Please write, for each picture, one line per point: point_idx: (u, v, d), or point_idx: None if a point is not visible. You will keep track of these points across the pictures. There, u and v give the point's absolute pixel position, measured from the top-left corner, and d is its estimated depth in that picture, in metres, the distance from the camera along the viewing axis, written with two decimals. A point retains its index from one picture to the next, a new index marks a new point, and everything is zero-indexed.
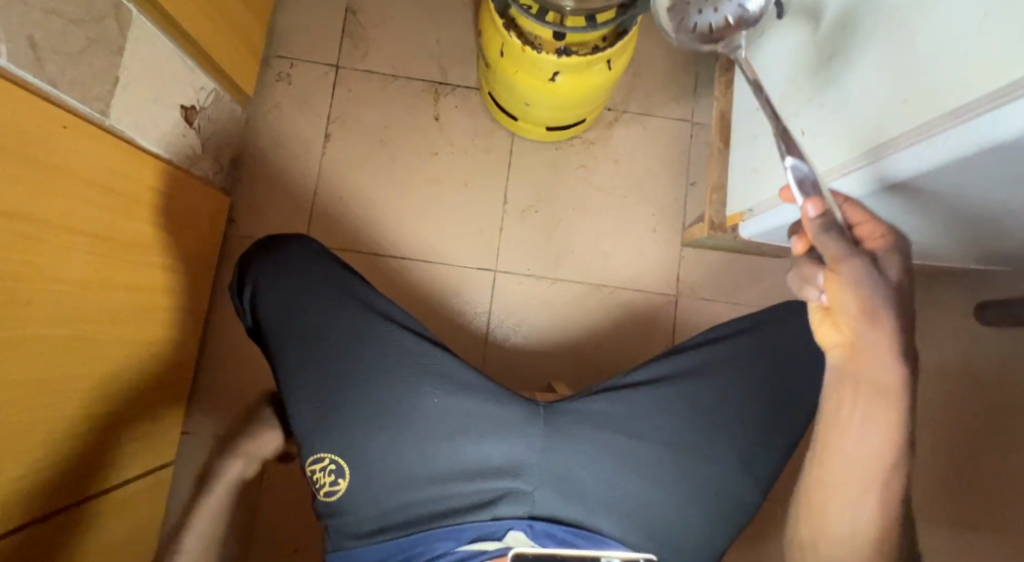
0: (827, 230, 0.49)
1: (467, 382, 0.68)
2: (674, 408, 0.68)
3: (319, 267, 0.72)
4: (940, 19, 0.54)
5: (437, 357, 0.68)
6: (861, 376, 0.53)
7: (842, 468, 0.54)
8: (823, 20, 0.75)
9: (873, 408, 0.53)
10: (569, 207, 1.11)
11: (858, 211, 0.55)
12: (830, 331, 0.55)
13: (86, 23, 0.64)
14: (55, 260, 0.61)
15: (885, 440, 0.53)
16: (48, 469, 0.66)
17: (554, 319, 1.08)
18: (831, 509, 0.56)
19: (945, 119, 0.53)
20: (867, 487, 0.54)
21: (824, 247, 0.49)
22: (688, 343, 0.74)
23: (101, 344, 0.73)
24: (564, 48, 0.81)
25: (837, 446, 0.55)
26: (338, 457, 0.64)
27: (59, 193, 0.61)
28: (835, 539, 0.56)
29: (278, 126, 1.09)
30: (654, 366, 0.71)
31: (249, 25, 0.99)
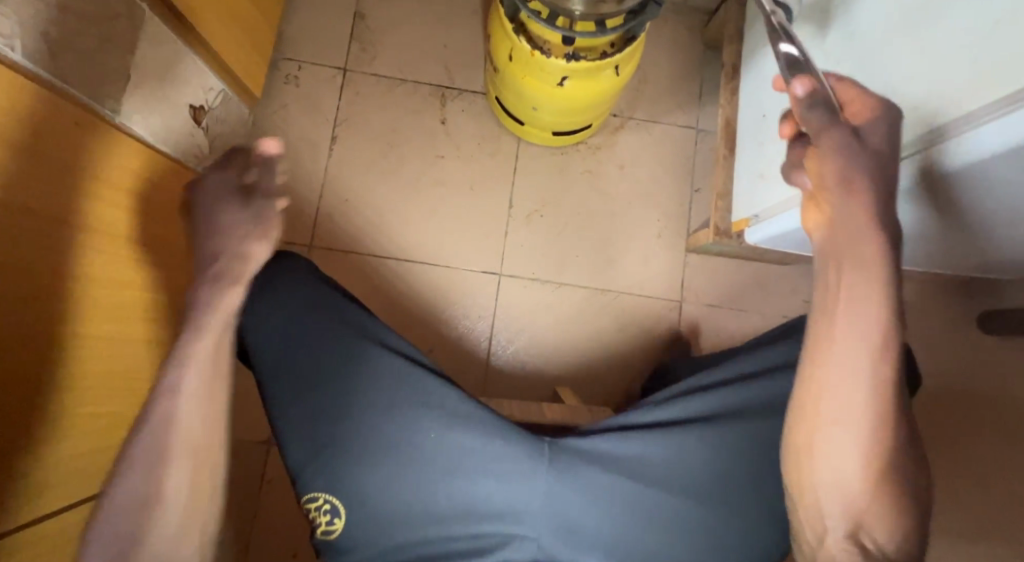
0: (812, 106, 0.52)
1: (474, 419, 0.65)
2: (692, 451, 0.66)
3: (314, 292, 0.69)
4: (947, 29, 0.55)
5: (435, 389, 0.66)
6: (842, 250, 0.50)
7: (832, 388, 0.51)
8: (830, 29, 0.77)
9: (862, 281, 0.50)
10: (574, 212, 1.11)
11: (850, 88, 0.55)
12: (815, 218, 0.54)
13: (99, 21, 0.65)
14: (82, 260, 0.62)
15: (867, 340, 0.50)
16: (77, 464, 0.65)
17: (557, 325, 1.08)
18: (823, 441, 0.52)
19: (960, 122, 0.54)
20: (858, 408, 0.50)
21: (809, 123, 0.52)
22: (706, 384, 0.71)
23: (130, 344, 0.73)
24: (573, 52, 0.82)
25: (822, 355, 0.52)
26: (334, 498, 0.60)
27: (78, 191, 0.61)
28: (827, 477, 0.52)
29: (285, 128, 1.09)
30: (669, 408, 0.69)
31: (258, 26, 1.00)
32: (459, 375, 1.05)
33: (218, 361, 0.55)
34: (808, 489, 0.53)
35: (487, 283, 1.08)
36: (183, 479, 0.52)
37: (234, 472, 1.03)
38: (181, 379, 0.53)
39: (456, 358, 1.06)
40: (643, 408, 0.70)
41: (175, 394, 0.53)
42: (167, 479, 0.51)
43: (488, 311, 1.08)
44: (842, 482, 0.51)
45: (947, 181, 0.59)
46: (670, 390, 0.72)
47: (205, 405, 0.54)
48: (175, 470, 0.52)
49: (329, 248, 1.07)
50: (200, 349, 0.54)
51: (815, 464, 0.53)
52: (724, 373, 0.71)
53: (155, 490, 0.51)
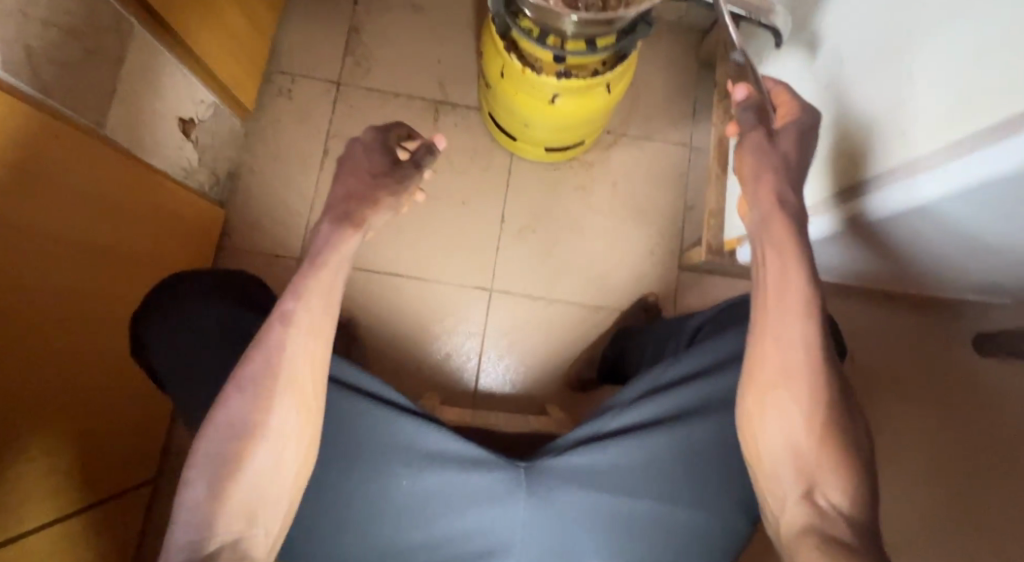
0: (745, 106, 0.61)
1: (442, 451, 0.62)
2: (661, 459, 0.64)
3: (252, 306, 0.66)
4: (942, 53, 0.55)
5: (399, 422, 0.62)
6: (771, 234, 0.55)
7: (773, 353, 0.54)
8: (823, 50, 0.77)
9: (790, 254, 0.54)
10: (567, 228, 1.10)
11: (784, 93, 0.64)
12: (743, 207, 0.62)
13: (83, 34, 0.65)
14: (36, 273, 0.60)
15: (796, 307, 0.53)
16: (20, 483, 0.63)
17: (548, 342, 1.07)
18: (771, 404, 0.54)
19: (940, 153, 0.54)
20: (795, 369, 0.53)
21: (741, 119, 0.61)
22: (670, 381, 0.68)
23: (87, 354, 0.72)
24: (564, 70, 0.82)
25: (760, 325, 0.54)
26: (309, 561, 0.60)
27: (41, 202, 0.60)
28: (779, 442, 0.53)
29: (277, 140, 1.09)
30: (634, 412, 0.67)
31: (252, 39, 1.00)
32: (449, 392, 1.04)
33: (327, 311, 0.56)
34: (762, 455, 0.54)
35: (477, 298, 1.07)
36: (283, 413, 0.52)
37: None
38: (292, 310, 0.54)
39: (445, 375, 1.05)
40: (612, 413, 0.68)
41: (286, 326, 0.53)
42: (268, 411, 0.51)
43: (476, 326, 1.07)
44: (794, 442, 0.52)
45: (932, 209, 0.58)
46: (634, 389, 0.69)
47: (311, 342, 0.54)
48: (278, 401, 0.51)
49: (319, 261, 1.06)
50: (310, 300, 0.55)
51: (766, 428, 0.54)
52: (687, 367, 0.69)
53: (256, 418, 0.51)
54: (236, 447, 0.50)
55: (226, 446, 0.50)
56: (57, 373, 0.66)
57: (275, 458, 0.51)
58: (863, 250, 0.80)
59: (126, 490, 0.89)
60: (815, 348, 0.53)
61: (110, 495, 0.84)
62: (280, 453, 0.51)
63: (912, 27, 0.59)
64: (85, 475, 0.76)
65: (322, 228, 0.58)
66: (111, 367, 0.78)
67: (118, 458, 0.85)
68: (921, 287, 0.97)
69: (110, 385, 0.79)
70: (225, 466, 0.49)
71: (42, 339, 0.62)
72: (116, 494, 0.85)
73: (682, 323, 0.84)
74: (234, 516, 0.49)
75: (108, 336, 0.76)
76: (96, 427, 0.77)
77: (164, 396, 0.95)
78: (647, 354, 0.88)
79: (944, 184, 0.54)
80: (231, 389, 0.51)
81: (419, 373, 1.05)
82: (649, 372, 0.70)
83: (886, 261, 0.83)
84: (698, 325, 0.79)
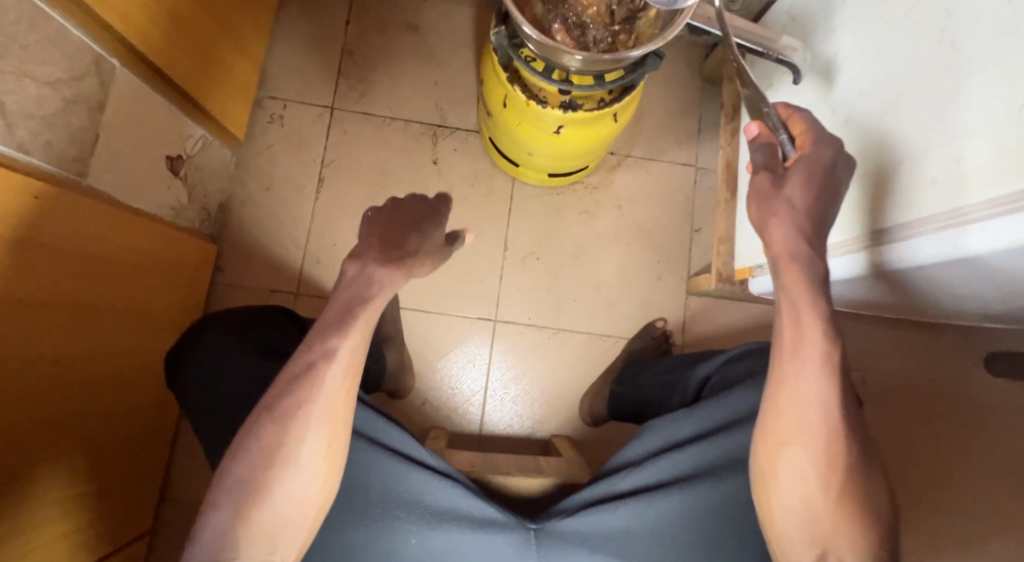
0: (757, 147, 0.58)
1: (454, 509, 0.63)
2: (674, 522, 0.64)
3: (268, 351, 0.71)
4: (978, 102, 0.52)
5: (408, 477, 0.63)
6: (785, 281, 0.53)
7: (790, 408, 0.53)
8: (838, 81, 0.74)
9: (807, 306, 0.53)
10: (571, 255, 1.07)
11: (799, 123, 0.60)
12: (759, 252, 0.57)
13: (63, 82, 0.61)
14: (10, 342, 0.56)
15: (817, 364, 0.52)
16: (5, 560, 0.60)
17: (553, 373, 1.05)
18: (784, 463, 0.54)
19: (981, 207, 0.51)
20: (816, 431, 0.52)
21: (753, 160, 0.58)
22: (685, 438, 0.69)
23: (71, 417, 0.69)
24: (568, 102, 0.78)
25: (776, 382, 0.54)
26: None
27: (17, 269, 0.56)
28: (792, 501, 0.53)
29: (269, 169, 1.05)
30: (648, 470, 0.67)
31: (238, 67, 0.96)
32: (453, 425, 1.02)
33: (359, 353, 0.56)
34: (775, 514, 0.54)
35: (480, 332, 1.04)
36: (314, 443, 0.53)
37: None
38: (337, 347, 0.54)
39: (448, 414, 1.02)
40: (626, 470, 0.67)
41: (330, 362, 0.54)
42: (300, 441, 0.53)
43: (480, 359, 1.04)
44: (806, 503, 0.53)
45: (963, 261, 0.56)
46: (646, 445, 0.69)
47: (347, 375, 0.55)
48: (312, 432, 0.53)
49: (316, 295, 1.02)
50: (344, 346, 0.55)
51: (780, 488, 0.54)
52: (704, 422, 0.68)
53: (280, 441, 0.52)
54: (264, 477, 0.52)
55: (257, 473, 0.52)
56: (37, 443, 0.63)
57: (305, 491, 0.53)
58: (877, 291, 0.78)
59: (123, 543, 0.86)
60: (833, 409, 0.52)
61: (101, 553, 0.80)
62: (312, 483, 0.53)
63: (943, 70, 0.56)
64: (73, 539, 0.72)
65: (360, 267, 0.58)
66: (96, 427, 0.74)
67: (112, 508, 0.81)
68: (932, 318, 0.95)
69: (97, 444, 0.75)
70: (251, 496, 0.51)
71: (18, 407, 0.59)
72: (111, 550, 0.83)
73: (688, 367, 0.83)
74: (256, 541, 0.51)
75: (93, 395, 0.73)
76: (82, 483, 0.73)
77: (159, 441, 0.92)
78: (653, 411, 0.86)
79: (983, 240, 0.51)
80: (266, 419, 0.53)
81: (422, 408, 1.02)
82: (660, 426, 0.70)
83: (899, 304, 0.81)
84: (706, 374, 0.78)
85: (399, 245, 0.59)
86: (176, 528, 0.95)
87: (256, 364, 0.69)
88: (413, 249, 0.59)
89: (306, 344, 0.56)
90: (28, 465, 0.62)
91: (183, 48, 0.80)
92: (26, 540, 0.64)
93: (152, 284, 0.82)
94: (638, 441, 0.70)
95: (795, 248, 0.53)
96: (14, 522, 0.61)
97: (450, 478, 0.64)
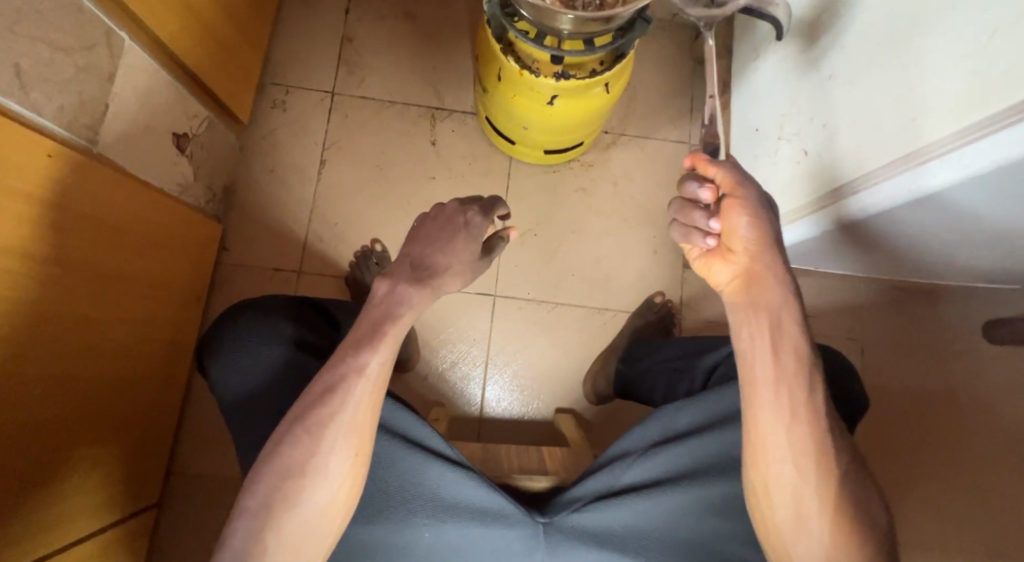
0: (724, 166, 0.57)
1: (467, 504, 0.61)
2: (677, 520, 0.63)
3: (265, 317, 0.72)
4: (946, 36, 0.55)
5: (422, 469, 0.61)
6: (760, 301, 0.55)
7: (773, 421, 0.54)
8: (820, 39, 0.76)
9: (787, 318, 0.54)
10: (569, 230, 1.09)
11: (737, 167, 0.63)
12: (722, 269, 0.58)
13: (75, 50, 0.64)
14: (21, 292, 0.58)
15: (795, 371, 0.54)
16: (12, 510, 0.61)
17: (554, 350, 1.06)
18: (772, 479, 0.54)
19: (952, 138, 0.55)
20: (803, 442, 0.53)
21: (724, 175, 0.57)
22: (684, 428, 0.66)
23: (79, 382, 0.70)
24: (562, 71, 0.80)
25: (753, 394, 0.54)
26: None
27: (27, 221, 0.58)
28: (785, 517, 0.53)
29: (272, 152, 1.07)
30: (646, 464, 0.65)
31: (242, 51, 0.99)
32: (456, 400, 1.03)
33: (384, 376, 0.56)
34: (774, 531, 0.54)
35: (481, 307, 1.06)
36: (341, 457, 0.54)
37: (217, 515, 0.97)
38: (368, 362, 0.55)
39: (447, 394, 1.04)
40: (628, 461, 0.65)
41: (359, 377, 0.55)
42: (327, 455, 0.53)
43: (481, 345, 1.05)
44: (800, 519, 0.53)
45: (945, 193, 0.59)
46: (647, 435, 0.67)
47: (373, 395, 0.56)
48: (340, 448, 0.54)
49: (318, 273, 1.05)
50: (372, 369, 0.55)
51: (773, 506, 0.54)
52: (704, 413, 0.66)
53: (305, 455, 0.53)
54: (293, 488, 0.53)
55: (280, 482, 0.53)
56: (48, 398, 0.65)
57: (330, 500, 0.54)
58: (862, 242, 0.83)
59: (130, 514, 0.87)
60: (806, 403, 0.53)
61: (107, 523, 0.81)
62: (336, 495, 0.54)
63: (914, 14, 0.59)
64: (78, 504, 0.74)
65: (384, 287, 0.58)
66: (105, 394, 0.76)
67: (120, 476, 0.83)
68: (916, 276, 0.97)
69: (105, 412, 0.77)
70: (281, 508, 0.52)
71: (25, 363, 0.60)
72: (117, 520, 0.84)
73: (694, 356, 0.81)
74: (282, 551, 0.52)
75: (103, 360, 0.75)
76: (89, 450, 0.74)
77: (166, 418, 0.93)
78: (657, 401, 0.84)
79: (956, 169, 0.55)
80: (299, 431, 0.54)
81: (424, 383, 1.03)
82: (662, 413, 0.67)
83: (882, 254, 0.86)
84: (714, 363, 0.76)
85: (432, 265, 0.58)
86: (182, 503, 0.97)
87: (255, 335, 0.70)
88: (445, 269, 0.58)
89: (330, 362, 0.56)
90: (40, 419, 0.64)
91: (190, 27, 0.83)
92: (35, 495, 0.65)
93: (157, 268, 0.84)
94: (637, 431, 0.67)
95: (771, 263, 0.55)
96: (23, 476, 0.62)
97: (468, 468, 0.62)
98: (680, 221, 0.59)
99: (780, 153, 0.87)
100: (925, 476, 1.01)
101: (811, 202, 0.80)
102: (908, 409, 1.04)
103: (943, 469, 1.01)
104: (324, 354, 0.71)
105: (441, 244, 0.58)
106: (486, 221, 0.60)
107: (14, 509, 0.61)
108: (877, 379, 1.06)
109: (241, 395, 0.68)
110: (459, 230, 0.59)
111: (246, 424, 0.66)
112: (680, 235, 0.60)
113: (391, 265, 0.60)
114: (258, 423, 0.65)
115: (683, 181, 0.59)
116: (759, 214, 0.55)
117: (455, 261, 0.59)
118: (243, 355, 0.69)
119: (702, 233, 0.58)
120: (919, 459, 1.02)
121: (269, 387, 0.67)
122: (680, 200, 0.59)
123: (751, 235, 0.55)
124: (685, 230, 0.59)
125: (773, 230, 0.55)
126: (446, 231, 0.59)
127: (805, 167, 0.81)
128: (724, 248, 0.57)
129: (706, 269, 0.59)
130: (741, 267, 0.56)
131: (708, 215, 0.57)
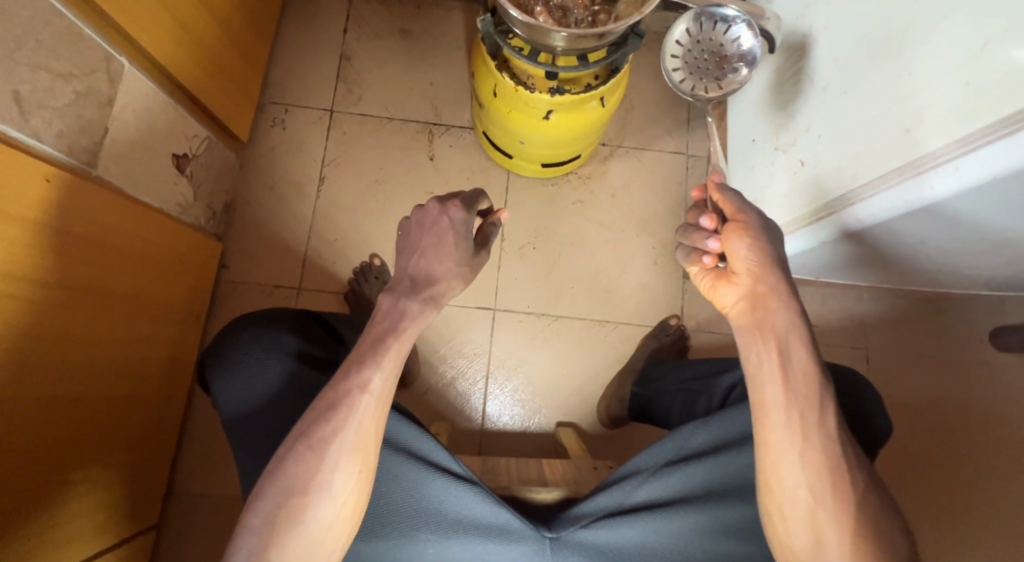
0: (730, 190, 0.61)
1: (471, 519, 0.60)
2: (691, 541, 0.62)
3: (265, 327, 0.71)
4: (936, 46, 0.55)
5: (429, 484, 0.61)
6: (767, 323, 0.55)
7: (784, 446, 0.53)
8: (812, 51, 0.76)
9: (799, 346, 0.55)
10: (568, 242, 1.09)
11: None
12: (728, 292, 0.59)
13: (75, 76, 0.65)
14: (21, 318, 0.59)
15: (807, 395, 0.54)
16: (12, 532, 0.61)
17: (555, 364, 1.06)
18: (788, 507, 0.53)
19: (948, 148, 0.55)
20: (817, 467, 0.52)
21: (730, 198, 0.60)
22: (698, 448, 0.65)
23: (80, 402, 0.71)
24: (557, 86, 0.80)
25: (767, 415, 0.54)
26: None
27: (26, 246, 0.59)
28: (803, 544, 0.52)
29: (272, 170, 1.08)
30: (659, 482, 0.64)
31: (240, 69, 1.00)
32: (455, 414, 1.03)
33: (387, 394, 0.57)
34: (793, 556, 0.53)
35: (482, 318, 1.06)
36: (347, 473, 0.54)
37: (217, 533, 0.96)
38: (372, 378, 0.56)
39: (448, 408, 1.03)
40: (638, 479, 0.64)
41: (364, 393, 0.55)
42: (331, 470, 0.53)
43: (482, 358, 1.05)
44: (818, 546, 0.51)
45: (951, 202, 0.59)
46: (659, 454, 0.65)
47: (382, 408, 0.56)
48: (343, 463, 0.54)
49: (318, 289, 1.05)
50: (377, 386, 0.56)
51: (790, 533, 0.53)
52: (716, 434, 0.65)
53: (312, 474, 0.53)
54: (297, 506, 0.52)
55: (292, 502, 0.52)
56: (48, 421, 0.65)
57: (336, 517, 0.53)
58: (867, 253, 0.82)
59: (130, 537, 0.87)
60: (814, 423, 0.53)
61: (107, 544, 0.81)
62: (340, 512, 0.53)
63: (905, 22, 0.59)
64: (78, 529, 0.73)
65: (383, 302, 0.61)
66: (105, 414, 0.76)
67: (121, 497, 0.83)
68: (920, 284, 0.97)
69: (106, 434, 0.77)
70: (285, 526, 0.52)
71: (21, 386, 0.60)
72: (117, 543, 0.83)
73: (711, 377, 0.79)
74: None
75: (103, 382, 0.75)
76: (89, 472, 0.74)
77: (166, 437, 0.93)
78: (674, 420, 0.81)
79: (954, 179, 0.55)
80: (302, 447, 0.54)
81: (425, 397, 1.03)
82: (678, 433, 0.65)
83: (885, 264, 0.86)
84: (732, 383, 0.75)
85: (415, 273, 0.61)
86: (182, 523, 0.96)
87: (264, 342, 0.70)
88: (428, 271, 0.61)
89: (334, 379, 0.56)
90: (41, 442, 0.64)
91: (189, 48, 0.84)
92: (36, 518, 0.65)
93: (158, 287, 0.85)
94: (649, 449, 0.66)
95: (772, 283, 0.56)
96: (24, 500, 0.62)
97: (472, 482, 0.61)
98: (686, 244, 0.63)
99: (776, 163, 0.87)
100: (933, 485, 0.98)
101: (810, 213, 0.79)
102: (914, 417, 1.03)
103: (950, 478, 0.98)
104: (331, 367, 0.71)
105: (427, 250, 0.61)
106: (470, 214, 0.63)
107: (14, 535, 0.61)
108: (881, 386, 1.04)
109: (235, 414, 0.67)
110: (447, 231, 0.61)
111: (244, 442, 0.66)
112: (686, 257, 0.63)
113: (392, 283, 0.62)
114: (254, 443, 0.65)
115: (692, 211, 0.65)
116: (759, 239, 0.57)
117: (436, 260, 0.61)
118: (246, 367, 0.68)
119: (702, 253, 0.61)
120: (927, 467, 0.99)
121: (274, 401, 0.67)
122: (686, 225, 0.63)
123: (751, 258, 0.56)
124: (690, 250, 0.63)
125: (773, 253, 0.57)
126: (433, 230, 0.62)
127: (801, 177, 0.80)
128: (729, 271, 0.59)
129: (714, 292, 0.61)
130: (745, 288, 0.57)
131: (708, 235, 0.60)
